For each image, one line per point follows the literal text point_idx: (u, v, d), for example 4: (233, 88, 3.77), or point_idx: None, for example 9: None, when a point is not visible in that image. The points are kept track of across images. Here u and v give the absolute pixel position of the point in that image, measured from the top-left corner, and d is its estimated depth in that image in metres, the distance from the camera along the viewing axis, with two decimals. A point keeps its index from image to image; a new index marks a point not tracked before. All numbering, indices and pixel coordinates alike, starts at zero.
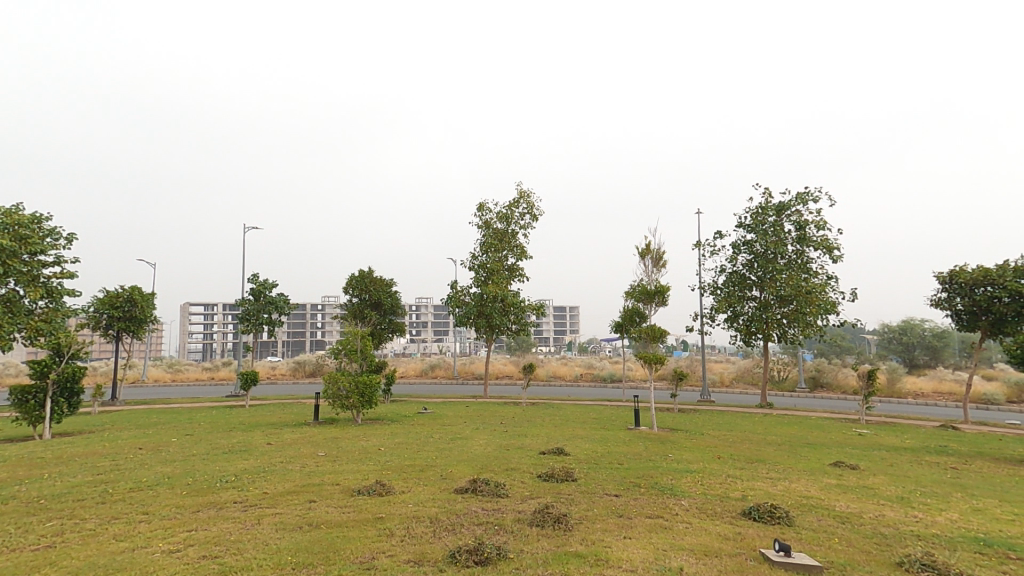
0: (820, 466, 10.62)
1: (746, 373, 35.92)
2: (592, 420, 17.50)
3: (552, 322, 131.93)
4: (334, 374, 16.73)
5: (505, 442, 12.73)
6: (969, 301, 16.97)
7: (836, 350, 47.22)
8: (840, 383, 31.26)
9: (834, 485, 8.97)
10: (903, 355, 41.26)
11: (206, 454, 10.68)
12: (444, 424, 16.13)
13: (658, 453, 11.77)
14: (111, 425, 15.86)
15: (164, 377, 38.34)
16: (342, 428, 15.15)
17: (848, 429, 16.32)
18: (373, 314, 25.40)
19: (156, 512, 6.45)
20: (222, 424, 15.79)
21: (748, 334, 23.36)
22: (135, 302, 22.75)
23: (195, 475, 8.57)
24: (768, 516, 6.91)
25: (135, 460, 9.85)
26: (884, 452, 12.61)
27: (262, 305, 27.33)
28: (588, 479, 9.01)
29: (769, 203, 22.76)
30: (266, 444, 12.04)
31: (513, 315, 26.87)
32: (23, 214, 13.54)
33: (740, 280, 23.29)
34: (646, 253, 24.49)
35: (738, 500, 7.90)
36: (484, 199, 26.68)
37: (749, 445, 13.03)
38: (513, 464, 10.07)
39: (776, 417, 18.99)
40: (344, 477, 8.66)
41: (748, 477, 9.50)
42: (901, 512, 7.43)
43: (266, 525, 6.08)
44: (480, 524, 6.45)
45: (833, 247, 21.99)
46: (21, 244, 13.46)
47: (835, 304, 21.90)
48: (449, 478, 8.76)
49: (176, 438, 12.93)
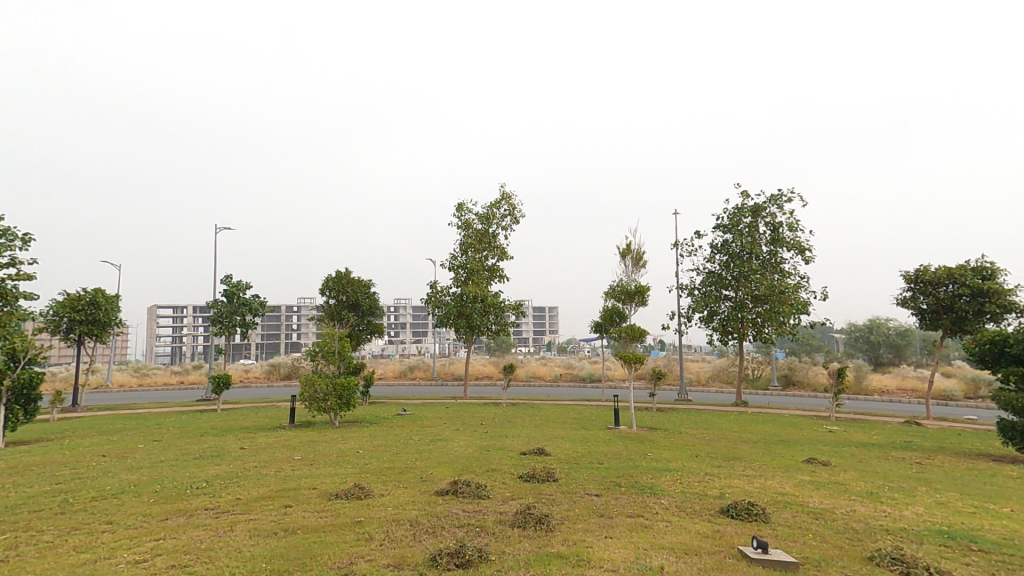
0: (794, 463, 10.87)
1: (721, 372, 36.62)
2: (571, 420, 17.58)
3: (531, 323, 132.22)
4: (310, 376, 16.39)
5: (485, 443, 12.66)
6: (933, 300, 17.66)
7: (806, 348, 48.67)
8: (810, 381, 32.17)
9: (808, 481, 9.19)
10: (869, 354, 42.78)
11: (175, 460, 10.31)
12: (424, 425, 15.96)
13: (637, 452, 11.87)
14: (73, 432, 15.17)
15: (131, 382, 36.96)
16: (319, 431, 14.82)
17: (819, 426, 16.78)
18: (351, 315, 25.01)
19: (121, 521, 6.18)
20: (193, 429, 15.29)
21: (724, 333, 23.84)
22: (98, 305, 21.88)
23: (163, 482, 8.25)
24: (745, 513, 7.03)
25: (98, 469, 9.42)
26: (854, 448, 13.01)
27: (235, 307, 26.61)
28: (569, 479, 9.03)
29: (745, 205, 23.26)
30: (239, 449, 11.71)
31: (493, 316, 26.82)
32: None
33: (716, 280, 23.73)
34: (626, 254, 24.74)
35: (716, 498, 8.02)
36: (464, 200, 26.55)
37: (726, 444, 13.26)
38: (494, 465, 10.02)
39: (751, 415, 19.39)
40: (321, 481, 8.46)
41: (725, 475, 9.66)
42: (871, 506, 7.67)
43: (239, 532, 5.88)
44: (462, 526, 6.38)
45: (805, 248, 22.63)
46: None
47: (806, 304, 22.52)
48: (430, 481, 8.66)
49: (143, 444, 12.46)
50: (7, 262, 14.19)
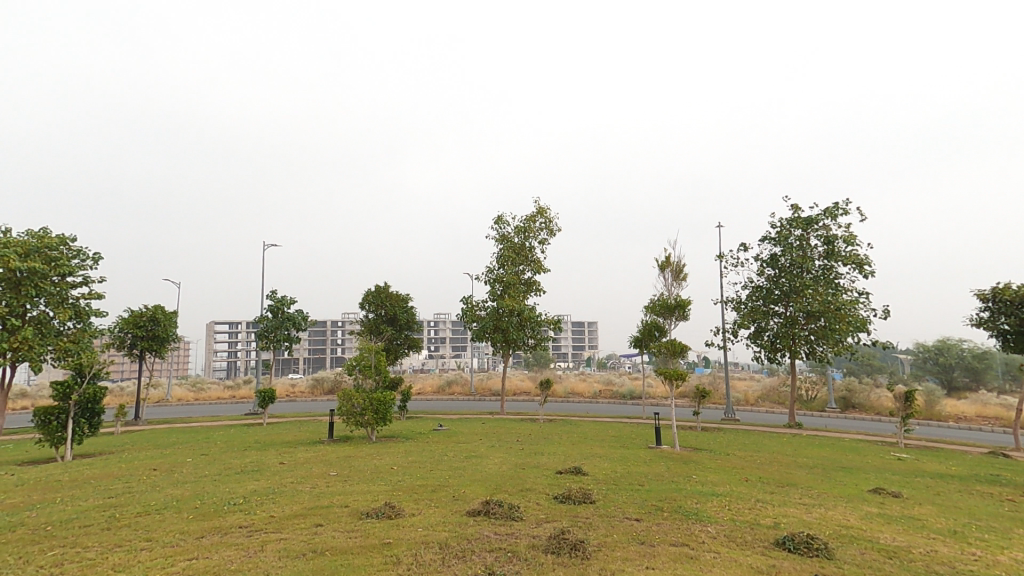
0: (857, 492, 9.94)
1: (772, 392, 34.67)
2: (611, 439, 16.95)
3: (570, 338, 130.88)
4: (348, 391, 16.55)
5: (520, 461, 12.32)
6: (1016, 320, 16.07)
7: (867, 369, 45.61)
8: (873, 404, 29.88)
9: (876, 514, 8.34)
10: (939, 376, 39.56)
11: (219, 475, 10.53)
12: (460, 442, 15.76)
13: (681, 475, 11.19)
14: (131, 445, 15.89)
15: (188, 396, 38.85)
16: (356, 446, 14.87)
17: (886, 453, 15.43)
18: (389, 329, 25.35)
19: (159, 539, 6.25)
20: (238, 443, 15.72)
21: (773, 350, 22.59)
22: (158, 321, 23.11)
23: (204, 498, 8.38)
24: (804, 547, 6.40)
25: (147, 483, 9.71)
26: (928, 479, 11.81)
27: (280, 321, 27.56)
28: (607, 501, 8.56)
29: (796, 216, 22.11)
30: (279, 463, 11.90)
31: (530, 330, 26.50)
32: (51, 237, 14.08)
33: (765, 295, 22.57)
34: (665, 266, 24.02)
35: (770, 528, 7.35)
36: (501, 213, 26.65)
37: (778, 468, 12.33)
38: (529, 484, 9.68)
39: (806, 438, 18.13)
40: (354, 498, 8.39)
41: (779, 502, 8.92)
42: (954, 547, 6.82)
43: (269, 552, 5.81)
44: (493, 550, 6.09)
45: (863, 263, 21.19)
46: (51, 266, 14.36)
47: (866, 321, 20.99)
48: (462, 500, 8.41)
49: (191, 458, 12.84)
50: (82, 281, 15.32)
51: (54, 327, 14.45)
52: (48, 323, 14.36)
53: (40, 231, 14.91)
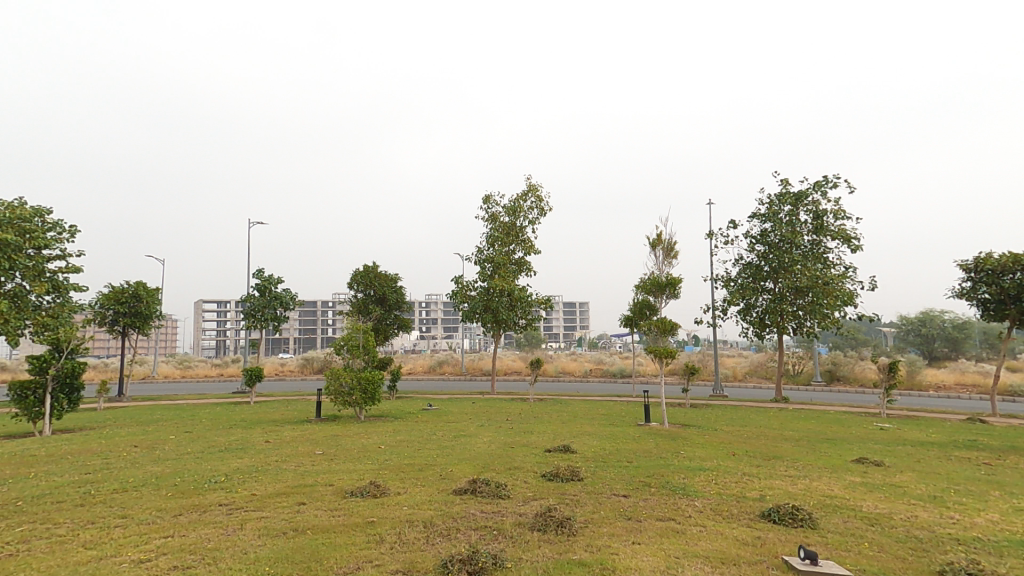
0: (841, 462, 10.04)
1: (759, 367, 35.07)
2: (601, 416, 17.01)
3: (561, 317, 131.39)
4: (336, 370, 16.36)
5: (509, 439, 12.28)
6: (997, 290, 16.22)
7: (851, 343, 46.34)
8: (857, 376, 30.41)
9: (860, 483, 8.41)
10: (921, 347, 40.27)
11: (201, 452, 10.37)
12: (449, 420, 15.72)
13: (669, 450, 11.24)
14: (113, 422, 15.68)
15: (175, 375, 38.53)
16: (343, 424, 14.74)
17: (870, 424, 15.64)
18: (378, 309, 25.09)
19: (135, 516, 6.10)
20: (223, 421, 15.54)
21: (761, 327, 22.72)
22: (140, 298, 22.63)
23: (184, 475, 8.22)
24: (789, 518, 6.40)
25: (126, 460, 9.53)
26: (910, 447, 11.98)
27: (268, 300, 27.16)
28: (595, 478, 8.53)
29: (786, 192, 22.01)
30: (264, 442, 11.75)
31: (520, 310, 26.38)
32: (25, 208, 13.50)
33: (754, 271, 22.57)
34: (656, 244, 23.89)
35: (756, 501, 7.37)
36: (489, 192, 26.26)
37: (765, 442, 12.45)
38: (517, 462, 9.63)
39: (793, 412, 18.33)
40: (339, 478, 8.27)
41: (765, 475, 8.96)
42: (935, 512, 6.88)
43: (248, 531, 5.68)
44: (478, 528, 6.02)
45: (851, 237, 21.24)
46: (25, 238, 13.80)
47: (853, 295, 21.13)
48: (448, 479, 8.33)
49: (175, 435, 12.67)
50: (58, 254, 14.80)
51: (30, 300, 13.99)
52: (25, 297, 13.79)
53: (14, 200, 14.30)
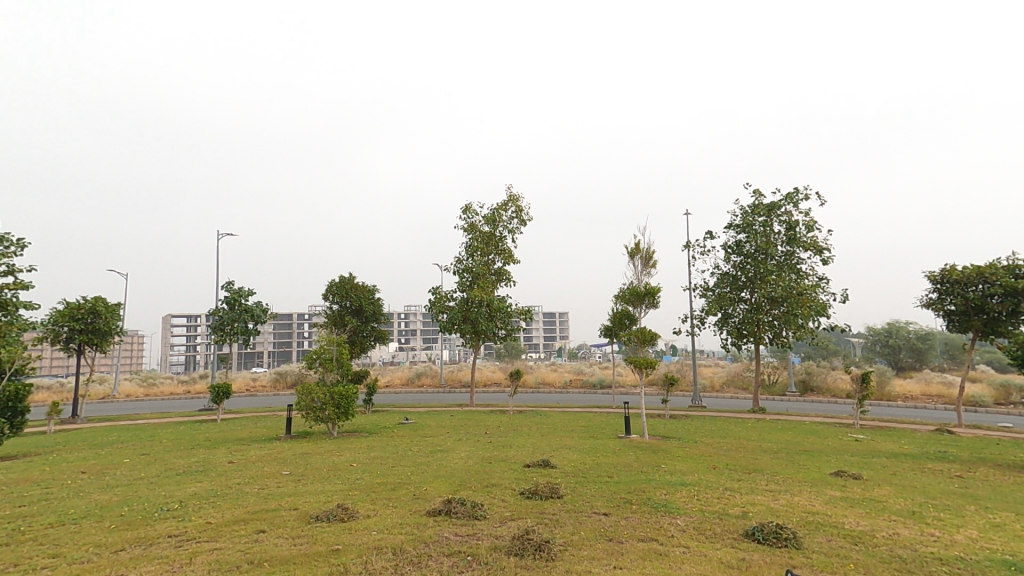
0: (820, 476, 9.98)
1: (736, 377, 35.45)
2: (580, 429, 16.79)
3: (541, 328, 131.63)
4: (307, 385, 15.72)
5: (487, 454, 11.92)
6: (961, 301, 16.67)
7: (823, 352, 47.56)
8: (830, 386, 30.93)
9: (840, 498, 8.32)
10: (888, 357, 41.41)
11: (156, 477, 9.73)
12: (425, 435, 15.26)
13: (649, 464, 11.05)
14: (63, 446, 14.72)
15: (138, 392, 36.85)
16: (315, 441, 14.18)
17: (845, 435, 15.76)
18: (353, 320, 24.44)
19: (69, 554, 5.58)
20: (185, 441, 14.76)
21: (739, 336, 22.93)
22: (99, 314, 21.60)
23: (134, 504, 7.64)
24: (773, 537, 6.22)
25: (71, 488, 8.85)
26: (885, 459, 12.05)
27: (237, 313, 26.23)
28: (575, 495, 8.25)
29: (759, 203, 22.38)
30: (227, 463, 11.14)
31: (499, 321, 26.07)
32: None
33: (731, 282, 22.81)
34: (635, 253, 23.95)
35: (738, 518, 7.18)
36: (469, 201, 25.98)
37: (744, 454, 12.38)
38: (495, 479, 9.29)
39: (770, 423, 18.41)
40: (304, 501, 7.80)
41: (745, 490, 8.81)
42: (915, 529, 6.80)
43: (197, 565, 5.24)
44: (451, 555, 5.67)
45: (823, 248, 21.66)
46: None
47: (826, 305, 21.50)
48: (422, 499, 7.93)
49: (130, 459, 11.91)
50: (6, 269, 13.92)
51: None
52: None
53: None
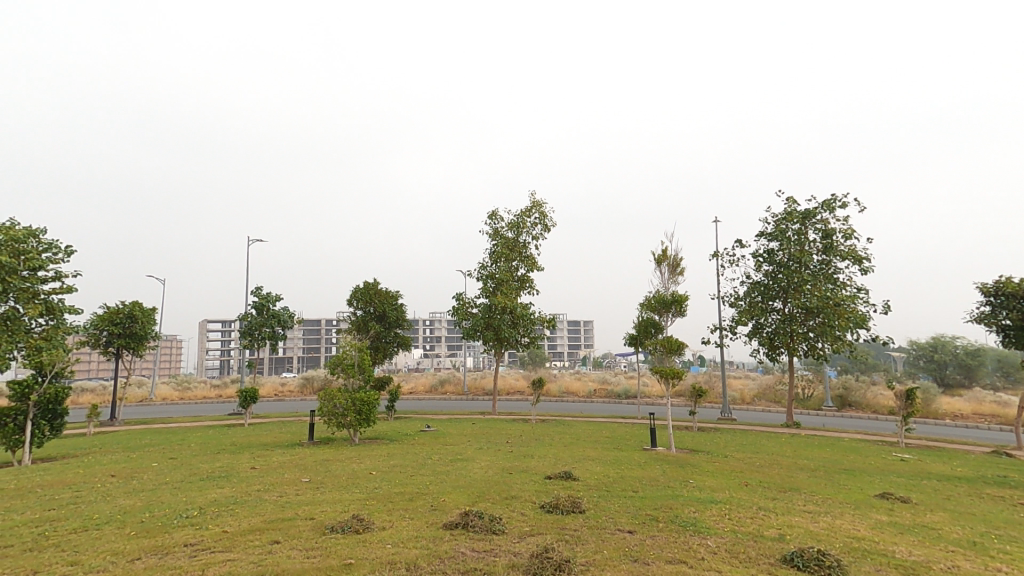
0: (863, 497, 9.31)
1: (768, 390, 34.15)
2: (604, 440, 16.33)
3: (565, 336, 130.65)
4: (329, 391, 15.76)
5: (507, 465, 11.63)
6: (1018, 315, 15.54)
7: (862, 367, 45.47)
8: (870, 402, 29.43)
9: (887, 522, 7.71)
10: (934, 373, 39.25)
11: (180, 482, 9.79)
12: (446, 443, 15.07)
13: (677, 479, 10.57)
14: (98, 448, 15.15)
15: (173, 395, 38.04)
16: (337, 448, 14.18)
17: (889, 454, 14.84)
18: (377, 326, 24.59)
19: (85, 563, 5.55)
20: (212, 445, 14.97)
21: (771, 348, 22.04)
22: (135, 318, 22.28)
23: (155, 510, 7.67)
24: (814, 565, 5.73)
25: (98, 492, 8.98)
26: (936, 482, 11.21)
27: (265, 319, 26.74)
28: (597, 511, 7.88)
29: (793, 210, 21.55)
30: (249, 468, 11.18)
31: (522, 328, 25.81)
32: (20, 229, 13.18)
33: (763, 291, 21.98)
34: (661, 260, 23.39)
35: (775, 541, 6.70)
36: (494, 208, 25.94)
37: (779, 471, 11.75)
38: (515, 492, 8.99)
39: (806, 438, 17.53)
40: (321, 510, 7.67)
41: (781, 510, 8.26)
42: (977, 562, 6.18)
43: None
44: (466, 573, 5.41)
45: (862, 257, 20.67)
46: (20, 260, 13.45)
47: (865, 317, 20.45)
48: (440, 511, 7.71)
49: (158, 462, 12.11)
50: (53, 275, 14.49)
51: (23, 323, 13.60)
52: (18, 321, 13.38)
53: (10, 222, 14.00)
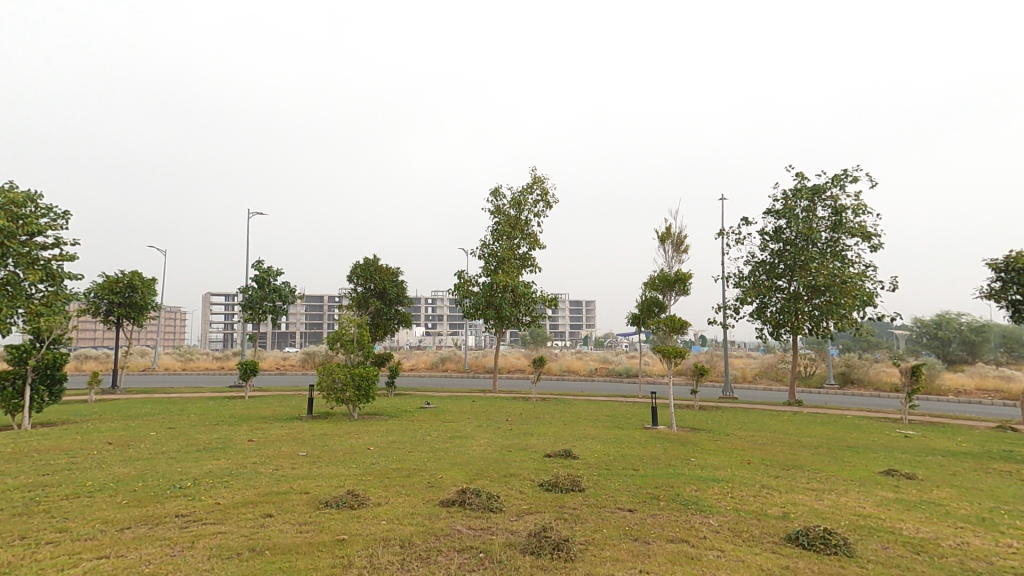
0: (868, 474, 9.18)
1: (770, 369, 34.12)
2: (605, 418, 16.24)
3: (567, 315, 130.84)
4: (328, 366, 15.61)
5: (507, 442, 11.51)
6: None
7: (863, 344, 45.30)
8: (872, 380, 29.35)
9: (893, 500, 7.56)
10: (936, 351, 39.06)
11: (176, 452, 9.71)
12: (445, 420, 14.99)
13: (678, 457, 10.45)
14: (98, 415, 15.12)
15: (175, 367, 38.19)
16: (336, 423, 14.13)
17: (892, 431, 14.70)
18: (377, 302, 24.41)
19: (74, 530, 5.43)
20: (211, 416, 14.93)
21: (775, 327, 21.80)
22: (135, 288, 22.15)
23: (149, 479, 7.56)
24: (820, 543, 5.58)
25: (94, 459, 8.89)
26: (941, 458, 11.08)
27: (266, 293, 26.58)
28: (597, 489, 7.73)
29: (802, 186, 21.02)
30: (247, 441, 11.10)
31: (524, 306, 25.59)
32: (18, 193, 12.86)
33: (768, 269, 21.64)
34: (665, 238, 22.98)
35: (779, 520, 6.54)
36: (496, 184, 25.46)
37: (781, 449, 11.62)
38: (514, 469, 8.86)
39: (808, 416, 17.42)
40: (316, 484, 7.55)
41: (785, 489, 8.11)
42: (987, 539, 6.02)
43: (197, 551, 4.98)
44: (462, 551, 5.26)
45: (871, 234, 20.24)
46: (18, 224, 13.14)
47: (873, 295, 20.12)
48: (437, 488, 7.58)
49: (156, 432, 12.04)
50: (52, 241, 14.21)
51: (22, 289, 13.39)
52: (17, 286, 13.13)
53: (7, 185, 13.64)
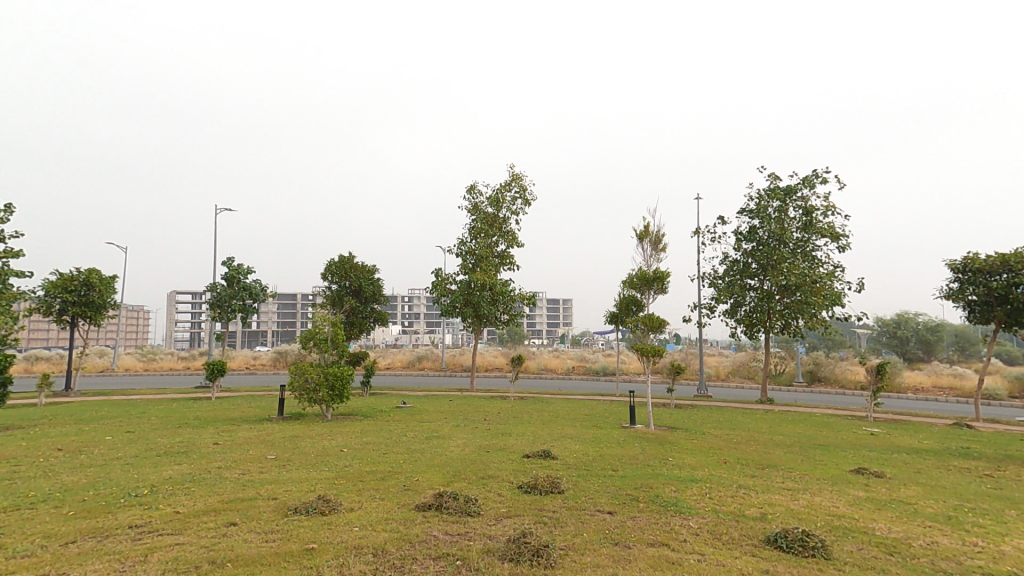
0: (840, 473, 9.34)
1: (742, 367, 34.85)
2: (583, 417, 16.20)
3: (544, 314, 131.31)
4: (300, 365, 15.10)
5: (484, 443, 11.31)
6: (983, 291, 15.80)
7: (828, 343, 46.74)
8: (838, 378, 30.25)
9: (864, 499, 7.68)
10: (896, 349, 40.56)
11: (134, 457, 9.18)
12: (422, 420, 14.70)
13: (657, 457, 10.43)
14: (48, 419, 14.24)
15: (137, 367, 36.56)
16: (308, 424, 13.68)
17: (859, 428, 15.08)
18: (352, 301, 23.85)
19: (12, 546, 5.00)
20: (174, 419, 14.25)
21: (749, 326, 22.20)
22: (92, 286, 21.08)
23: (102, 488, 7.08)
24: (798, 546, 5.57)
25: (41, 468, 8.31)
26: (905, 455, 11.39)
27: (235, 291, 25.68)
28: (577, 491, 7.61)
29: (775, 187, 21.44)
30: (212, 444, 10.60)
31: (502, 305, 25.40)
32: None
33: (742, 269, 22.00)
34: (642, 238, 23.11)
35: (757, 521, 6.54)
36: (474, 181, 25.16)
37: (756, 447, 11.75)
38: (492, 471, 8.67)
39: (779, 414, 17.76)
40: (285, 490, 7.21)
41: (761, 488, 8.16)
42: (955, 538, 6.13)
43: (151, 565, 4.63)
44: (438, 559, 5.05)
45: (839, 235, 20.80)
46: None
47: (841, 294, 20.69)
48: (412, 491, 7.33)
49: (112, 436, 11.38)
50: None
51: None
52: None
53: None
